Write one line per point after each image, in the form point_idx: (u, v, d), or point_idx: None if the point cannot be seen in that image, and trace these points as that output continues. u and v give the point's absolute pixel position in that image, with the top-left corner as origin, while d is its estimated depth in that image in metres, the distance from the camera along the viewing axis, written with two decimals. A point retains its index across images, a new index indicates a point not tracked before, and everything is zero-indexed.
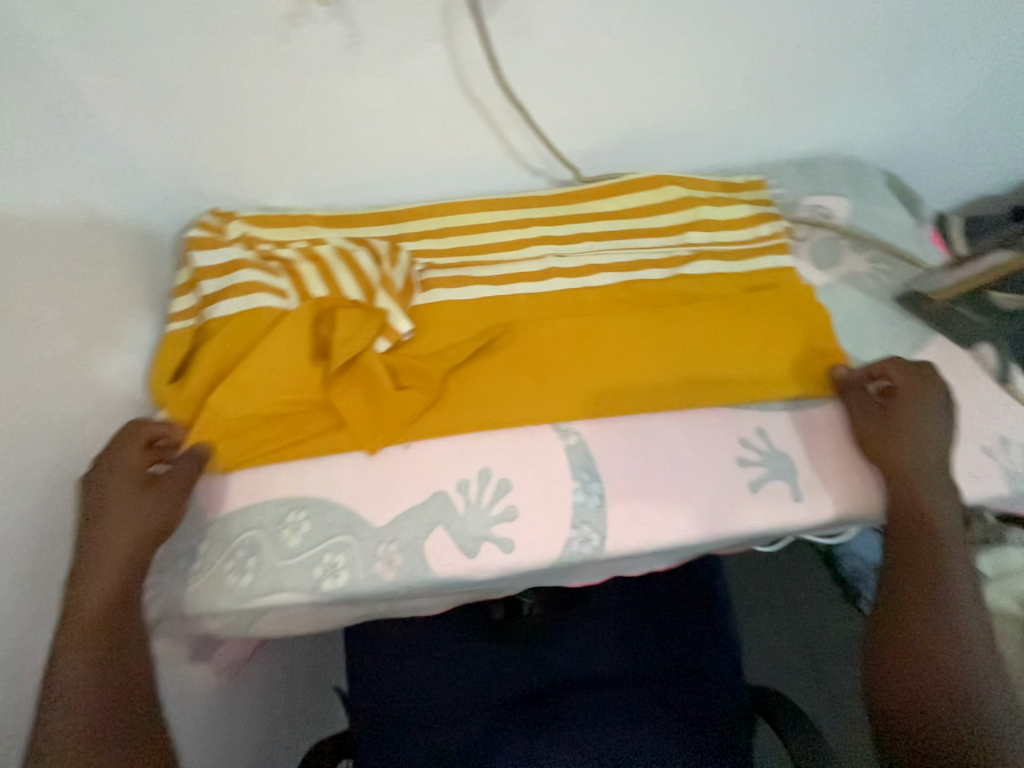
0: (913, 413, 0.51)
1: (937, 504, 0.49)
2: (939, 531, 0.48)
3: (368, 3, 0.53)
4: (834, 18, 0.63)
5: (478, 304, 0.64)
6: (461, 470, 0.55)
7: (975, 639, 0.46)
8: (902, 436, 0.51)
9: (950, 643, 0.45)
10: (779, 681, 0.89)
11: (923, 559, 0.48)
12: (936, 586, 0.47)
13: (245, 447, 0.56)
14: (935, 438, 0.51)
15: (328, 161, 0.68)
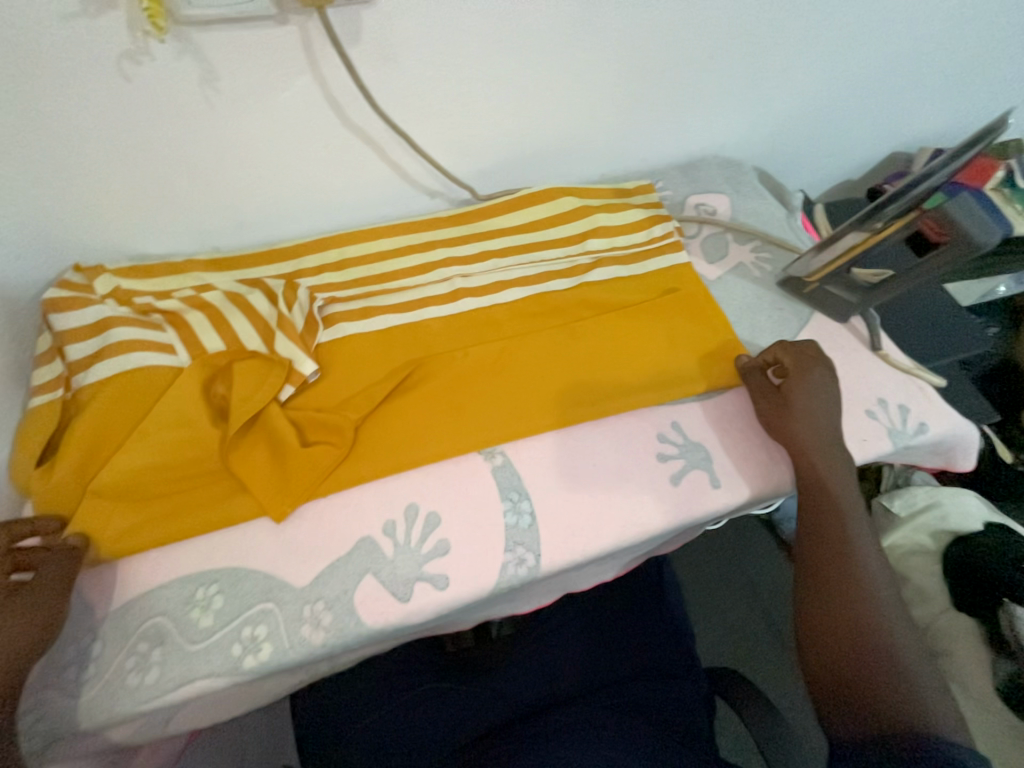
0: (805, 389, 0.55)
1: (836, 471, 0.53)
2: (841, 496, 0.52)
3: (215, 37, 0.50)
4: (690, 30, 0.67)
5: (388, 336, 0.62)
6: (386, 511, 0.52)
7: (883, 591, 0.49)
8: (798, 412, 0.54)
9: (864, 602, 0.48)
10: (740, 651, 0.94)
11: (832, 527, 0.51)
12: (844, 548, 0.51)
13: (134, 534, 0.49)
14: (826, 409, 0.54)
15: (208, 201, 0.65)
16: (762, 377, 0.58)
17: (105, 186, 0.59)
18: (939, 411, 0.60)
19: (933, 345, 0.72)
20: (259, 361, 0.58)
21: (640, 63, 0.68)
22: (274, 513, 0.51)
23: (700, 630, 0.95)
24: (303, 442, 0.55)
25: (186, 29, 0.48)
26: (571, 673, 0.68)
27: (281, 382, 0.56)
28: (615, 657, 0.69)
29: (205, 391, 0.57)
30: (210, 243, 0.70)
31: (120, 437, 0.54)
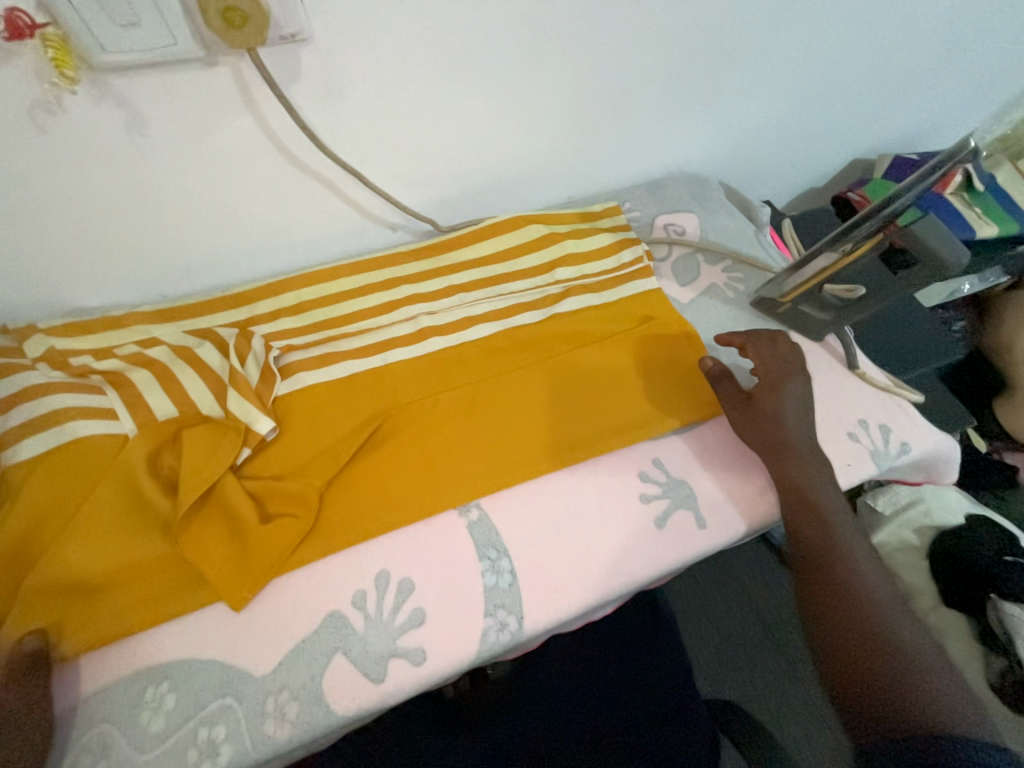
0: (777, 398, 0.53)
1: (814, 479, 0.51)
2: (822, 503, 0.50)
3: (136, 81, 0.46)
4: (643, 56, 0.66)
5: (351, 384, 0.59)
6: (355, 581, 0.49)
7: (877, 590, 0.48)
8: (771, 421, 0.52)
9: (863, 606, 0.47)
10: (739, 664, 0.92)
11: (818, 535, 0.50)
12: (833, 555, 0.49)
13: (77, 636, 0.44)
14: (799, 415, 0.53)
15: (148, 248, 0.60)
16: (731, 384, 0.55)
17: (30, 241, 0.54)
18: (919, 429, 0.59)
19: (904, 356, 0.71)
20: (211, 426, 0.54)
21: (597, 87, 0.67)
22: (233, 600, 0.46)
23: (695, 641, 0.94)
24: (264, 516, 0.50)
25: (103, 76, 0.44)
26: (571, 713, 0.64)
27: (236, 449, 0.52)
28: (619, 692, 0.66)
29: (151, 464, 0.52)
30: (157, 291, 0.66)
31: (56, 522, 0.48)
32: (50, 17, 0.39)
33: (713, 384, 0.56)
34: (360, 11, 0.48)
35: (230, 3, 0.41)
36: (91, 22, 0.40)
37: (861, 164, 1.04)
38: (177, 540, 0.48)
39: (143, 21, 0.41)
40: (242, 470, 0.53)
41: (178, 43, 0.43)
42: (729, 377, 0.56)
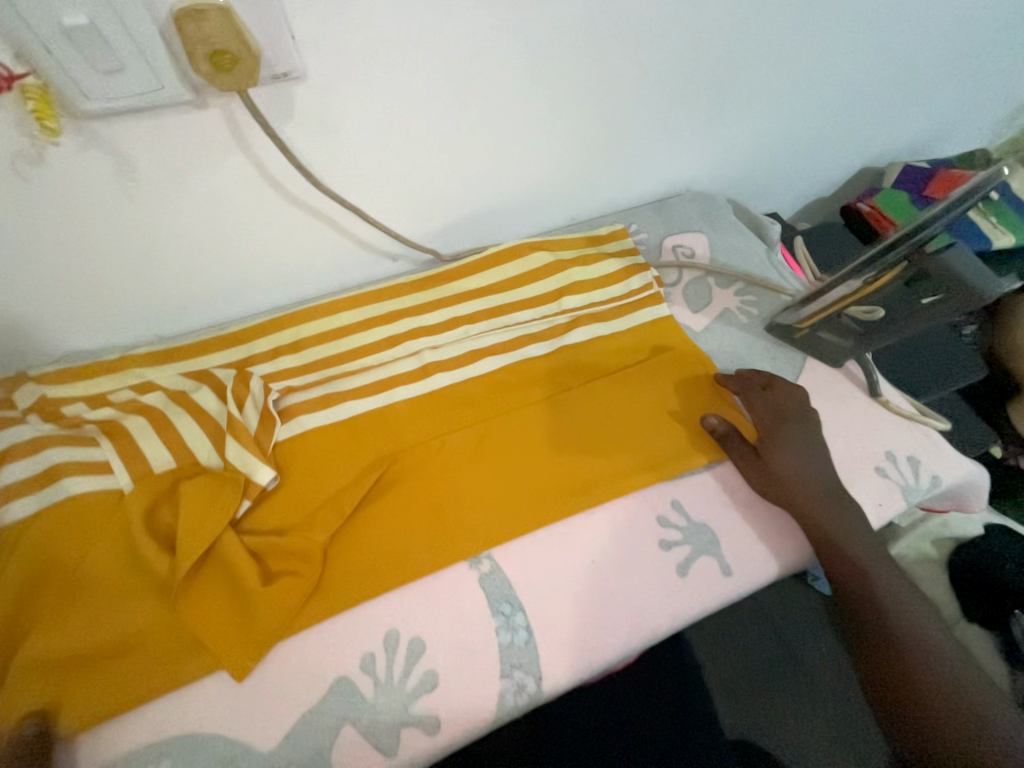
0: (780, 449, 0.52)
1: (846, 526, 0.49)
2: (859, 553, 0.48)
3: (123, 126, 0.44)
4: (648, 77, 0.64)
5: (354, 427, 0.57)
6: (363, 642, 0.46)
7: (935, 644, 0.45)
8: (781, 476, 0.51)
9: (925, 665, 0.43)
10: None
11: (862, 588, 0.47)
12: (882, 609, 0.46)
13: (73, 711, 0.42)
14: (807, 462, 0.51)
15: (141, 290, 0.58)
16: (738, 441, 0.53)
17: (18, 289, 0.52)
18: (948, 459, 0.56)
19: (926, 378, 0.69)
20: (209, 478, 0.51)
21: (601, 110, 0.65)
22: (236, 668, 0.44)
23: None
24: (266, 575, 0.48)
25: (88, 123, 0.42)
26: None
27: (236, 503, 0.50)
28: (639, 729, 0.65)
29: (148, 521, 0.50)
30: (151, 330, 0.64)
31: (50, 588, 0.46)
32: (28, 67, 0.37)
33: (724, 445, 0.54)
34: (355, 44, 0.46)
35: (219, 47, 0.39)
36: (73, 70, 0.38)
37: (870, 172, 1.02)
38: (176, 605, 0.46)
39: (127, 68, 0.39)
40: (242, 525, 0.51)
41: (166, 88, 0.41)
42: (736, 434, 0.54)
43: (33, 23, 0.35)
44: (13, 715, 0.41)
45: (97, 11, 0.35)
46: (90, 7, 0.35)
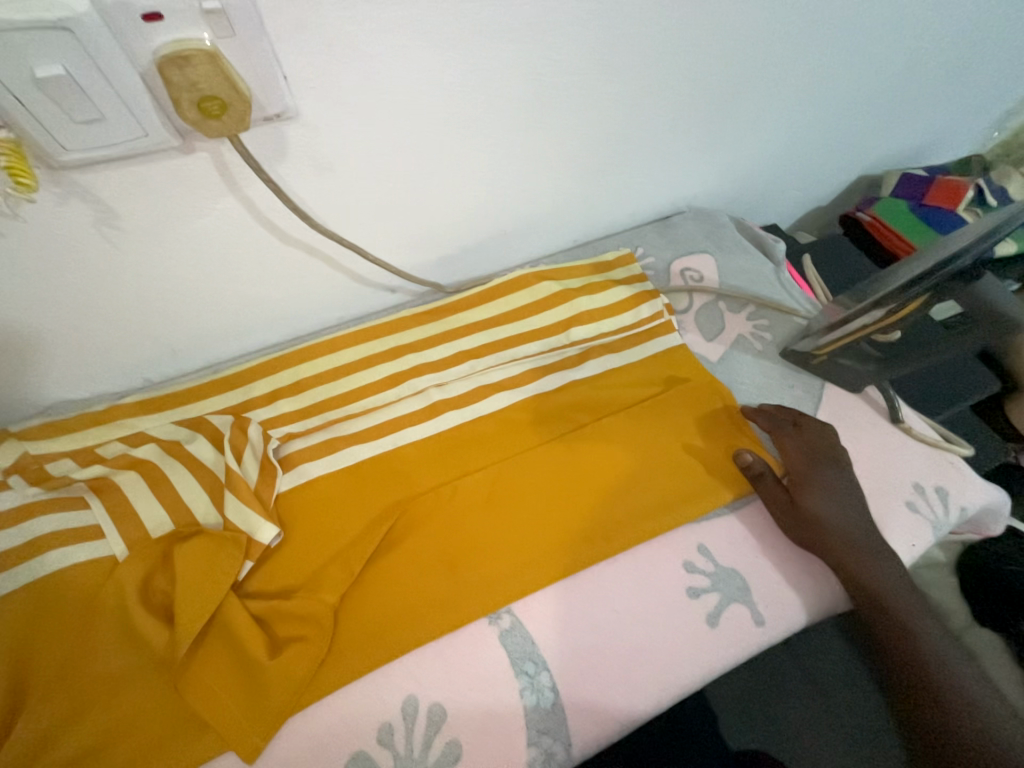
0: (815, 496, 0.50)
1: (886, 578, 0.47)
2: (899, 607, 0.46)
3: (105, 176, 0.41)
4: (648, 100, 0.62)
5: (360, 475, 0.54)
6: (380, 713, 0.43)
7: (985, 704, 0.44)
8: (817, 524, 0.49)
9: (978, 731, 0.42)
10: None
11: (904, 646, 0.46)
12: (929, 669, 0.45)
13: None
14: (842, 509, 0.50)
15: (131, 337, 0.55)
16: (773, 484, 0.52)
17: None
18: (974, 486, 0.56)
19: (943, 395, 0.68)
20: (206, 538, 0.48)
21: (602, 133, 0.63)
22: (244, 749, 0.41)
23: None
24: (272, 644, 0.45)
25: (67, 174, 0.39)
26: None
27: (238, 566, 0.47)
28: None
29: (143, 591, 0.47)
30: (141, 376, 0.60)
31: (35, 672, 0.43)
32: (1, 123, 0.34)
33: (755, 484, 0.52)
34: (350, 81, 0.44)
35: (207, 94, 0.36)
36: (49, 121, 0.35)
37: (867, 182, 1.02)
38: (177, 683, 0.43)
39: (109, 118, 0.36)
40: (244, 588, 0.48)
41: (150, 135, 0.39)
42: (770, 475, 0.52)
43: (2, 76, 0.32)
44: None
45: (74, 61, 0.33)
46: (67, 57, 0.32)
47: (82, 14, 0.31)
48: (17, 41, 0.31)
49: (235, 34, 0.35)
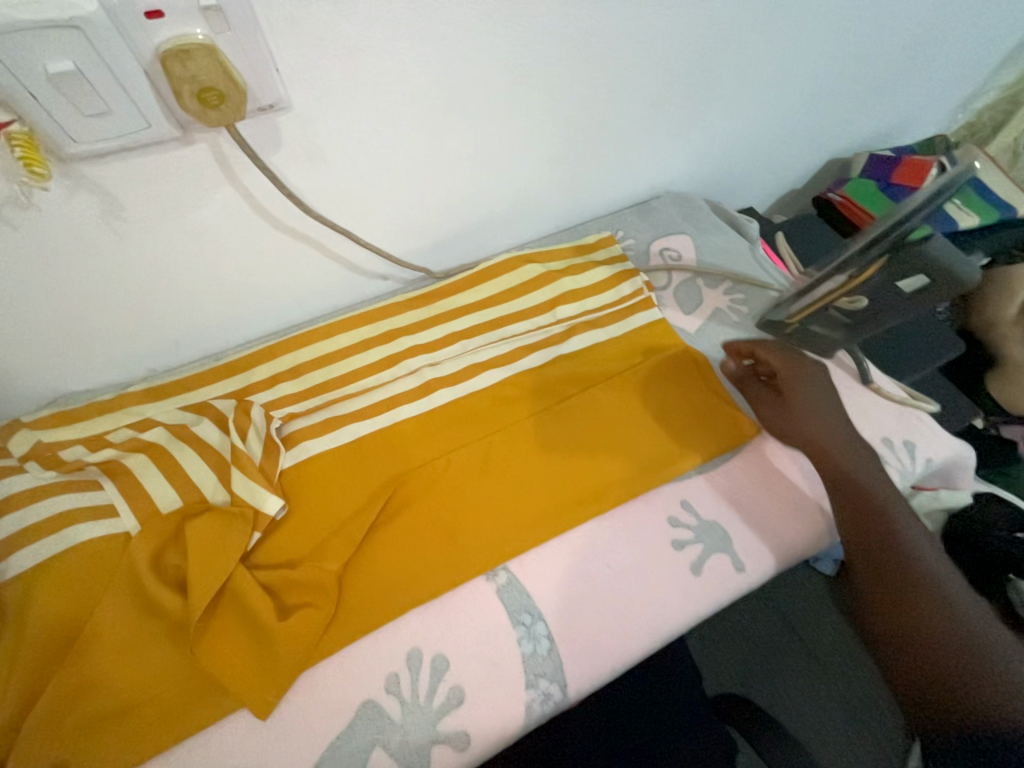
0: (799, 386, 0.56)
1: (855, 455, 0.53)
2: (865, 477, 0.51)
3: (111, 169, 0.44)
4: (624, 89, 0.65)
5: (360, 449, 0.57)
6: (386, 665, 0.46)
7: (936, 568, 0.47)
8: (800, 412, 0.55)
9: (927, 590, 0.45)
10: (771, 666, 0.93)
11: (867, 513, 0.50)
12: (886, 533, 0.49)
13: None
14: (814, 410, 0.55)
15: (135, 328, 0.58)
16: (758, 385, 0.60)
17: (10, 336, 0.51)
18: (940, 440, 0.59)
19: (911, 359, 0.72)
20: (216, 514, 0.51)
21: (581, 120, 0.66)
22: (258, 706, 0.44)
23: (726, 650, 0.94)
24: (281, 609, 0.48)
25: (74, 166, 0.42)
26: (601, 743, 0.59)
27: (247, 538, 0.49)
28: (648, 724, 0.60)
29: (156, 566, 0.49)
30: (145, 367, 0.63)
31: (60, 641, 0.45)
32: (15, 117, 0.37)
33: (742, 387, 0.61)
34: (336, 73, 0.46)
35: (206, 85, 0.39)
36: (59, 115, 0.38)
37: (839, 164, 1.06)
38: (192, 649, 0.45)
39: (115, 111, 0.39)
40: (253, 559, 0.51)
41: (153, 127, 0.41)
42: (755, 379, 0.61)
43: (17, 73, 0.35)
44: None
45: (82, 56, 0.35)
46: (77, 54, 0.35)
47: (91, 13, 0.34)
48: (27, 39, 0.33)
49: (230, 29, 0.38)
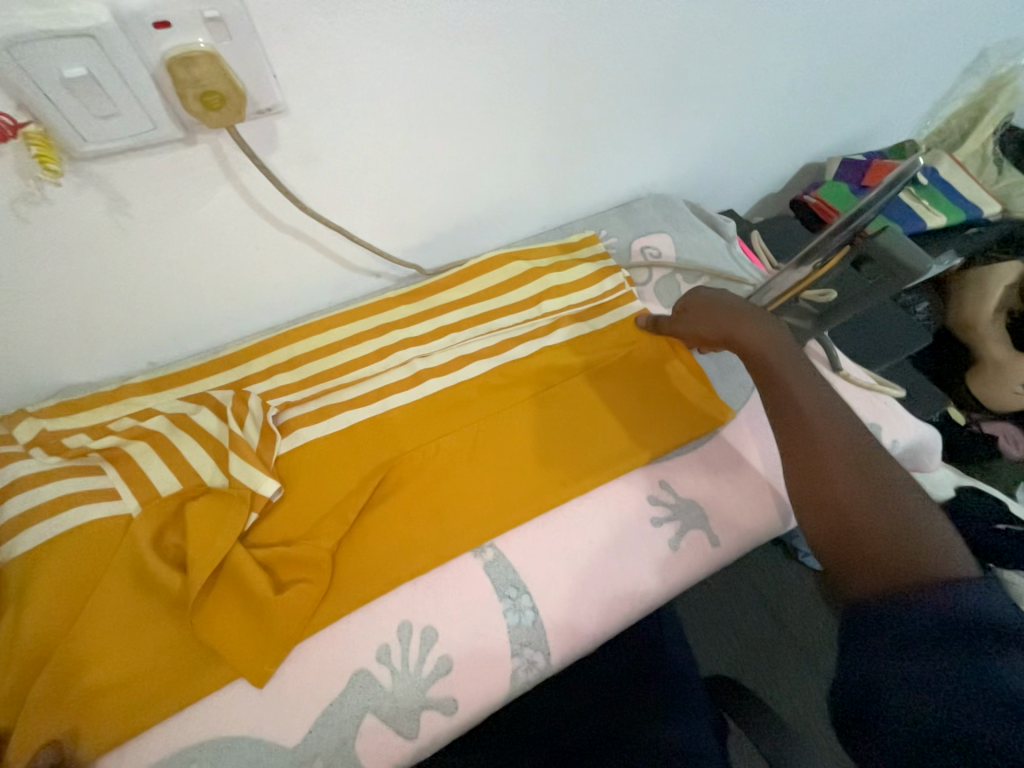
0: (694, 298, 0.60)
1: (771, 336, 0.52)
2: (778, 355, 0.51)
3: (118, 169, 0.47)
4: (606, 96, 0.69)
5: (352, 434, 0.59)
6: (378, 636, 0.49)
7: (854, 433, 0.46)
8: (702, 314, 0.58)
9: (845, 458, 0.45)
10: (759, 655, 0.96)
11: (784, 393, 0.49)
12: (805, 410, 0.48)
13: (94, 734, 0.44)
14: (709, 312, 0.57)
15: (137, 321, 0.60)
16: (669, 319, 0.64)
17: (18, 328, 0.54)
18: (904, 423, 0.65)
19: (877, 351, 0.77)
20: (215, 496, 0.53)
21: (565, 124, 0.69)
22: (255, 675, 0.46)
23: (714, 640, 0.96)
24: (277, 585, 0.50)
25: (85, 165, 0.45)
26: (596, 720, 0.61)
27: (244, 518, 0.51)
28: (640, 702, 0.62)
29: (156, 544, 0.51)
30: (146, 359, 0.65)
31: (64, 615, 0.47)
32: (31, 117, 0.40)
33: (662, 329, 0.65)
34: (330, 78, 0.50)
35: (209, 88, 0.42)
36: (72, 116, 0.41)
37: (815, 168, 1.10)
38: (191, 622, 0.47)
39: (124, 112, 0.42)
40: (250, 539, 0.53)
41: (158, 128, 0.44)
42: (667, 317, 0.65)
43: (35, 77, 0.38)
44: (35, 745, 0.42)
45: (94, 62, 0.38)
46: (87, 59, 0.38)
47: (103, 23, 0.37)
48: (41, 47, 0.36)
49: (230, 38, 0.41)
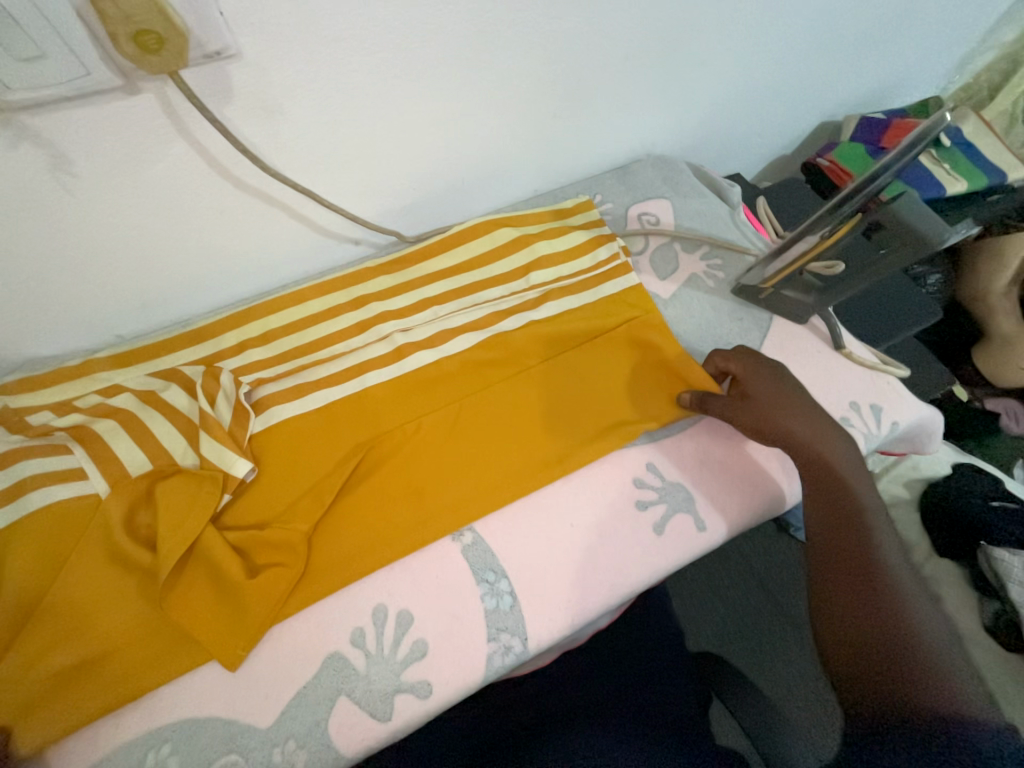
0: (767, 385, 0.54)
1: (837, 448, 0.51)
2: (844, 473, 0.49)
3: (54, 120, 0.42)
4: (603, 43, 0.62)
5: (327, 412, 0.56)
6: (352, 620, 0.48)
7: (894, 562, 0.45)
8: (778, 405, 0.52)
9: (878, 585, 0.43)
10: (744, 625, 0.97)
11: (836, 506, 0.48)
12: (849, 528, 0.47)
13: (50, 721, 0.43)
14: (792, 408, 0.52)
15: (100, 291, 0.57)
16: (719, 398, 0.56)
17: None
18: (905, 404, 0.62)
19: (882, 328, 0.74)
20: (185, 477, 0.51)
21: (557, 75, 0.63)
22: (228, 658, 0.45)
23: (700, 613, 0.97)
24: (251, 567, 0.49)
25: (15, 116, 0.40)
26: (575, 690, 0.61)
27: (215, 500, 0.49)
28: (619, 673, 0.63)
29: (127, 525, 0.49)
30: (113, 332, 0.62)
31: (35, 596, 0.46)
32: None
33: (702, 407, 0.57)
34: (287, 16, 0.44)
35: (143, 27, 0.37)
36: None
37: (830, 127, 1.03)
38: (162, 605, 0.46)
39: (50, 54, 0.37)
40: (224, 520, 0.51)
41: (93, 73, 0.40)
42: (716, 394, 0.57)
43: None
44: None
45: None
46: None
47: None
48: None
49: None
